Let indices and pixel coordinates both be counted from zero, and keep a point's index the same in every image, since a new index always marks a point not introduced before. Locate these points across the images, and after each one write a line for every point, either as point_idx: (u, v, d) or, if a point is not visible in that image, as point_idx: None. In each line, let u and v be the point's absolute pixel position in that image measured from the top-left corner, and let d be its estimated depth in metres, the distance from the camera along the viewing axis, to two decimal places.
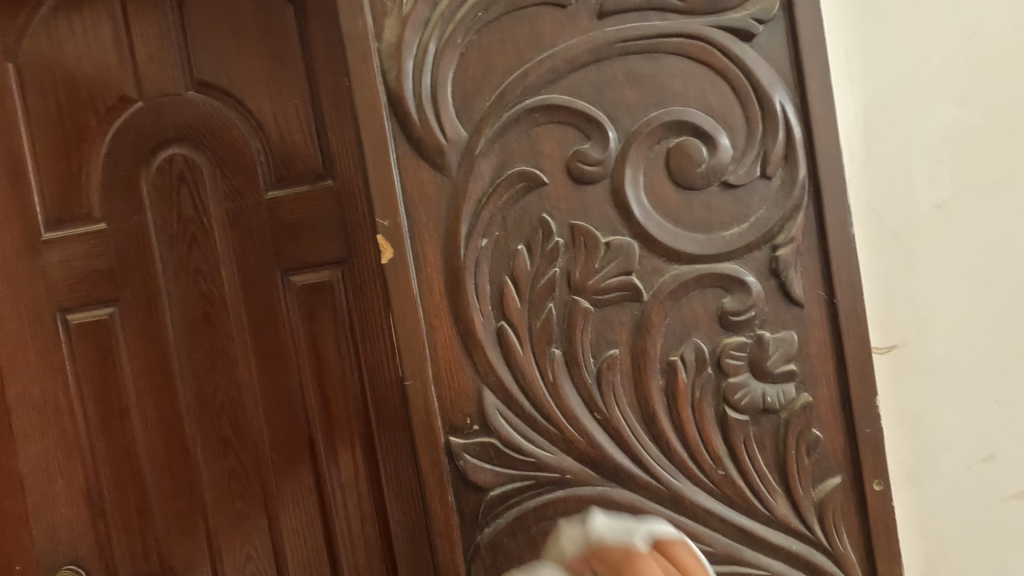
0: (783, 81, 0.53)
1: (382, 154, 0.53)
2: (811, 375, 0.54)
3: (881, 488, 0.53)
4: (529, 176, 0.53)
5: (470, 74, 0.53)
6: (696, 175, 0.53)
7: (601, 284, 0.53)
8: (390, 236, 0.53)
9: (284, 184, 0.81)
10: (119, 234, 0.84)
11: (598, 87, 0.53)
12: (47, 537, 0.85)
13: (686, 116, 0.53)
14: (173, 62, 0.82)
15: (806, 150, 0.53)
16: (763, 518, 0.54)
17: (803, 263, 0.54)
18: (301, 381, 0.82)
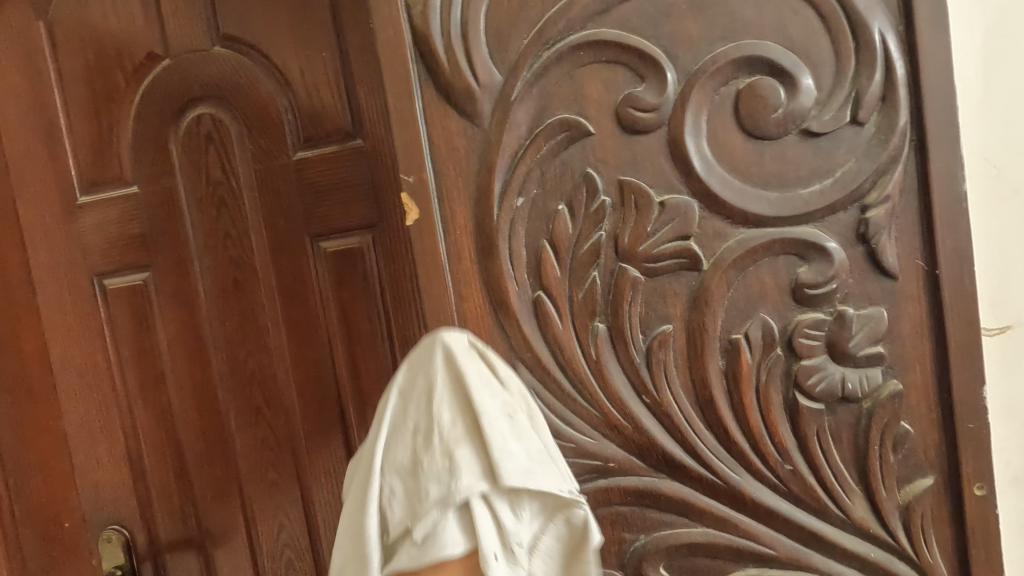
0: (884, 6, 0.44)
1: (405, 100, 0.47)
2: (903, 359, 0.46)
3: (982, 492, 0.46)
4: (572, 125, 0.46)
5: (505, 6, 0.46)
6: (769, 122, 0.45)
7: (653, 250, 0.47)
8: (415, 194, 0.47)
9: (312, 143, 0.77)
10: (150, 198, 0.82)
11: (654, 17, 0.45)
12: (92, 496, 0.87)
13: (760, 51, 0.45)
14: (199, 16, 0.78)
15: (909, 90, 0.44)
16: (837, 521, 0.47)
17: (898, 227, 0.45)
18: (331, 351, 0.79)
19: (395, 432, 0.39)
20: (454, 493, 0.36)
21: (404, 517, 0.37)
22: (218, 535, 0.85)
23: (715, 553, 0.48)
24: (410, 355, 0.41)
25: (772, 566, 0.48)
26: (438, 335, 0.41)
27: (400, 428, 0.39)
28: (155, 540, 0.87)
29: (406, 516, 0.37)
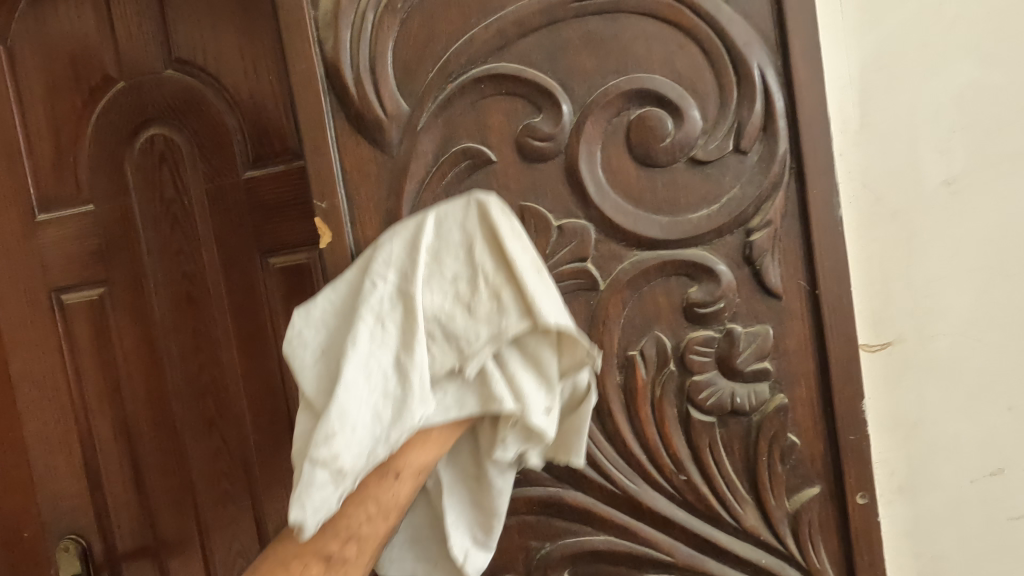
0: (763, 42, 0.47)
1: (318, 130, 0.49)
2: (789, 375, 0.48)
3: (865, 501, 0.48)
4: (474, 153, 0.49)
5: (411, 41, 0.49)
6: (659, 150, 0.48)
7: (553, 271, 0.49)
8: (328, 218, 0.50)
9: (260, 162, 0.79)
10: (106, 215, 0.84)
11: (550, 52, 0.48)
12: (50, 505, 0.89)
13: (649, 84, 0.47)
14: (153, 40, 0.81)
15: (788, 121, 0.47)
16: (731, 529, 0.50)
17: (781, 250, 0.48)
18: (280, 363, 0.81)
19: (402, 263, 0.40)
20: (505, 331, 0.38)
21: (449, 358, 0.39)
22: (174, 543, 0.88)
23: (618, 561, 0.51)
24: (404, 223, 0.41)
25: (672, 572, 0.50)
26: (475, 195, 0.40)
27: (430, 279, 0.39)
28: (113, 549, 0.89)
29: (455, 360, 0.39)
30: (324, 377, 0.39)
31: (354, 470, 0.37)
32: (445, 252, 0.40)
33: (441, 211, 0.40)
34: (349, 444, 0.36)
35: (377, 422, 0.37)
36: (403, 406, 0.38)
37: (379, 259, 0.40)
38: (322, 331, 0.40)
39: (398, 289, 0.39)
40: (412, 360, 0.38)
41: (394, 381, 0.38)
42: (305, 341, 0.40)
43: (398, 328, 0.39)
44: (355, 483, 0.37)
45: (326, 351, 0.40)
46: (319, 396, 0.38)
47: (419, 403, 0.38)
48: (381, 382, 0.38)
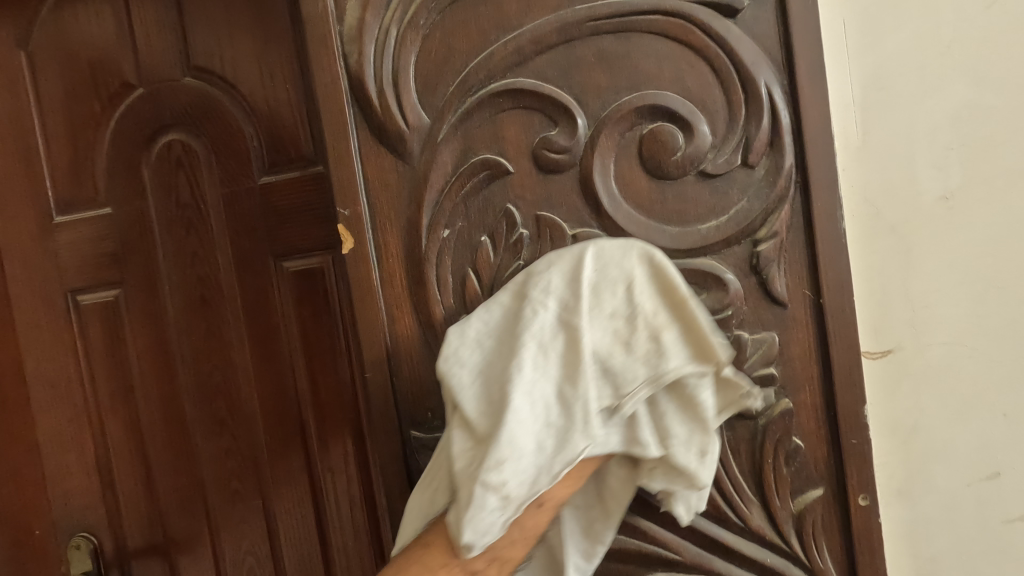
0: (770, 62, 0.49)
1: (342, 140, 0.51)
2: (793, 381, 0.50)
3: (866, 503, 0.50)
4: (492, 164, 0.51)
5: (432, 56, 0.51)
6: (670, 163, 0.50)
7: None
8: (351, 226, 0.52)
9: (276, 168, 0.81)
10: (123, 218, 0.86)
11: (567, 69, 0.50)
12: (62, 504, 0.90)
13: (661, 100, 0.49)
14: (172, 48, 0.83)
15: (794, 137, 0.49)
16: (736, 528, 0.52)
17: (787, 260, 0.50)
18: (292, 366, 0.83)
19: (563, 296, 0.45)
20: (662, 373, 0.43)
21: (605, 394, 0.44)
22: (183, 542, 0.89)
23: (627, 559, 0.53)
24: (557, 258, 0.46)
25: (679, 571, 0.52)
26: (639, 244, 0.46)
27: (592, 311, 0.45)
28: (123, 547, 0.90)
29: (610, 396, 0.44)
30: (485, 390, 0.44)
31: (518, 495, 0.41)
32: (601, 292, 0.45)
33: (602, 245, 0.46)
34: (517, 470, 0.41)
35: (540, 455, 0.42)
36: (575, 431, 0.42)
37: (538, 286, 0.46)
38: (476, 352, 0.46)
39: (564, 351, 0.44)
40: (587, 439, 0.42)
41: (556, 408, 0.43)
42: (463, 359, 0.46)
43: (572, 357, 0.43)
44: (518, 509, 0.41)
45: (485, 380, 0.44)
46: (484, 407, 0.43)
47: (594, 434, 0.42)
48: (544, 412, 0.43)
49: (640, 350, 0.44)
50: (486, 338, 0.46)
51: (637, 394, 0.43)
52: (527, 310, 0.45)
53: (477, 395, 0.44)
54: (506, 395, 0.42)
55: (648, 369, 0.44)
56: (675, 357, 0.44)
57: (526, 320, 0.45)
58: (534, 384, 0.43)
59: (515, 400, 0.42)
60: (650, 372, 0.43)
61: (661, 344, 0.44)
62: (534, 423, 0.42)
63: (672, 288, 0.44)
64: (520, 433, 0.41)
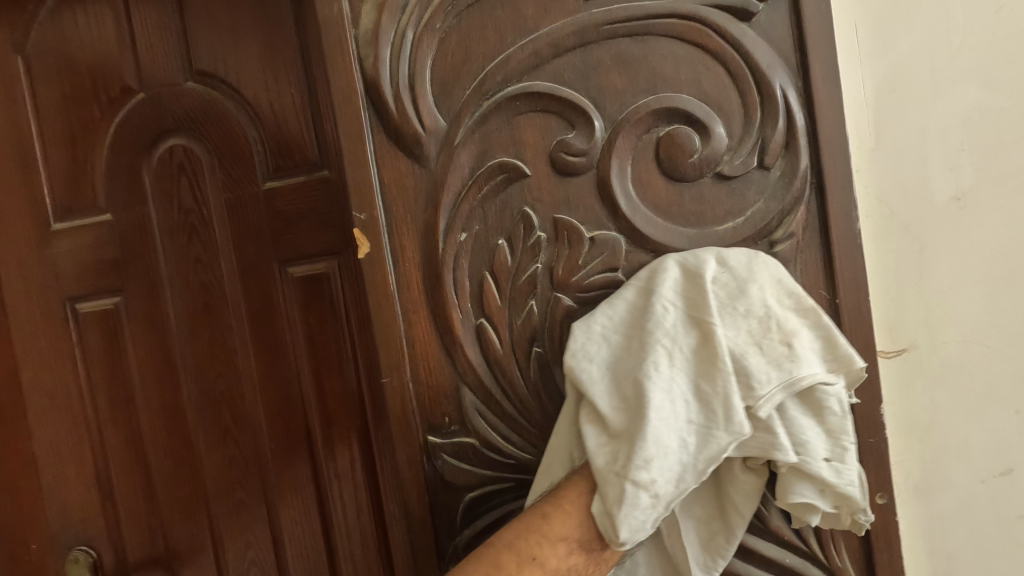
0: (785, 65, 0.49)
1: (358, 144, 0.51)
2: None
3: (884, 501, 0.50)
4: (509, 167, 0.51)
5: (449, 60, 0.51)
6: (687, 165, 0.50)
7: (585, 280, 0.51)
8: (367, 230, 0.51)
9: (281, 173, 0.80)
10: (123, 224, 0.85)
11: (584, 72, 0.50)
12: (60, 517, 0.88)
13: (677, 103, 0.50)
14: (175, 52, 0.82)
15: (809, 139, 0.49)
16: (755, 528, 0.52)
17: (803, 261, 0.50)
18: (298, 373, 0.82)
19: (686, 293, 0.46)
20: (799, 377, 0.42)
21: (736, 394, 0.42)
22: (186, 553, 0.87)
23: None
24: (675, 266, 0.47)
25: None
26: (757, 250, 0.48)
27: (724, 311, 0.45)
28: (123, 560, 0.89)
29: (741, 399, 0.42)
30: (620, 392, 0.44)
31: (667, 493, 0.41)
32: (729, 292, 0.45)
33: (725, 253, 0.47)
34: (664, 468, 0.40)
35: (686, 452, 0.41)
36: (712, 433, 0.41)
37: (659, 284, 0.47)
38: (605, 346, 0.46)
39: (695, 346, 0.44)
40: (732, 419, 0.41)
41: (696, 404, 0.42)
42: (591, 355, 0.46)
43: (706, 353, 0.43)
44: (666, 507, 0.41)
45: (616, 377, 0.45)
46: (620, 409, 0.43)
47: (740, 431, 0.40)
48: (684, 409, 0.42)
49: (772, 352, 0.43)
50: (616, 338, 0.47)
51: (773, 397, 0.41)
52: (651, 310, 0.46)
53: (613, 398, 0.44)
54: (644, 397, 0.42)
55: (782, 373, 0.42)
56: (809, 364, 0.43)
57: (655, 318, 0.45)
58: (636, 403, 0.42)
59: (656, 401, 0.42)
60: (787, 376, 0.42)
61: (794, 349, 0.43)
62: (682, 421, 0.42)
63: (794, 295, 0.45)
64: (665, 432, 0.41)
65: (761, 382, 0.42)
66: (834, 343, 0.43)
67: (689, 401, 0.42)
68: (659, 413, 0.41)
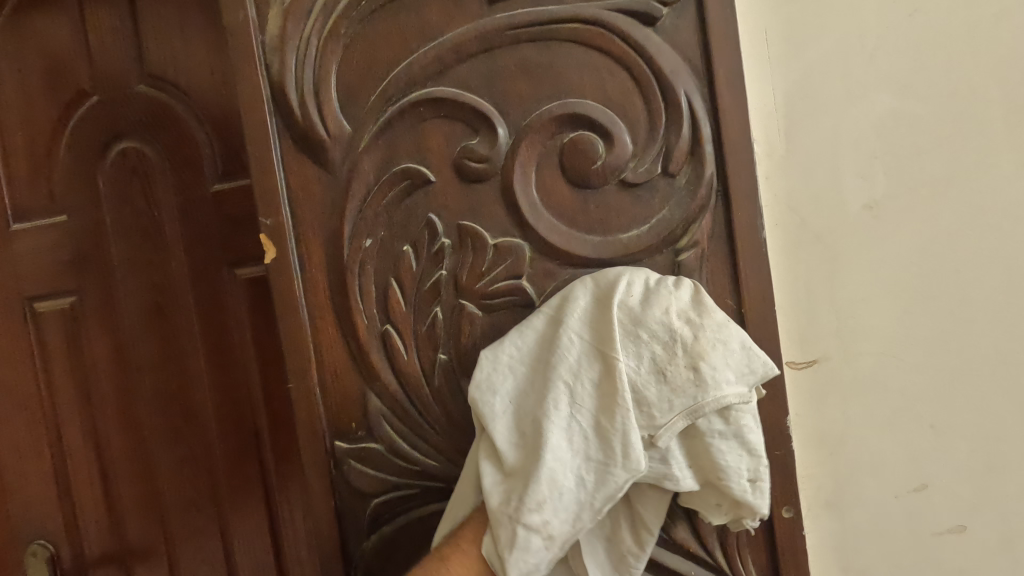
0: (690, 70, 0.48)
1: (265, 150, 0.51)
2: None
3: (790, 515, 0.49)
4: (414, 174, 0.50)
5: (355, 66, 0.51)
6: (591, 173, 0.49)
7: (489, 288, 0.51)
8: (274, 235, 0.51)
9: (229, 175, 0.81)
10: (79, 226, 0.86)
11: (488, 78, 0.50)
12: (21, 511, 0.91)
13: (581, 109, 0.49)
14: (128, 56, 0.83)
15: (715, 146, 0.49)
16: (661, 540, 0.51)
17: (708, 270, 0.49)
18: (247, 374, 0.83)
19: (595, 326, 0.44)
20: (702, 404, 0.41)
21: (639, 426, 0.42)
22: (141, 549, 0.89)
23: None
24: (597, 285, 0.46)
25: None
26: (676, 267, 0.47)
27: (625, 340, 0.43)
28: (80, 554, 0.90)
29: (644, 429, 0.42)
30: (518, 418, 0.44)
31: (562, 534, 0.41)
32: (634, 318, 0.44)
33: (634, 275, 0.46)
34: (556, 510, 0.41)
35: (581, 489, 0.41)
36: (604, 475, 0.41)
37: (574, 311, 0.45)
38: (510, 378, 0.45)
39: (599, 380, 0.43)
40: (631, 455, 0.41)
41: (595, 442, 0.42)
42: (498, 387, 0.45)
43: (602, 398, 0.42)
44: (563, 546, 0.42)
45: (518, 410, 0.44)
46: (518, 436, 0.43)
47: (637, 468, 0.40)
48: (582, 445, 0.42)
49: (677, 380, 0.42)
50: (522, 364, 0.46)
51: (673, 427, 0.41)
52: (558, 344, 0.44)
53: (511, 424, 0.44)
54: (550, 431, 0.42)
55: (686, 402, 0.41)
56: (717, 386, 0.41)
57: (563, 349, 0.44)
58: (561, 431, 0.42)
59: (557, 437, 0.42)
60: (689, 403, 0.41)
61: (702, 371, 0.41)
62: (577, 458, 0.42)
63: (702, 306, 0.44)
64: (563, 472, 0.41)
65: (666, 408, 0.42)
66: (743, 353, 0.43)
67: (591, 434, 0.42)
68: (558, 453, 0.41)
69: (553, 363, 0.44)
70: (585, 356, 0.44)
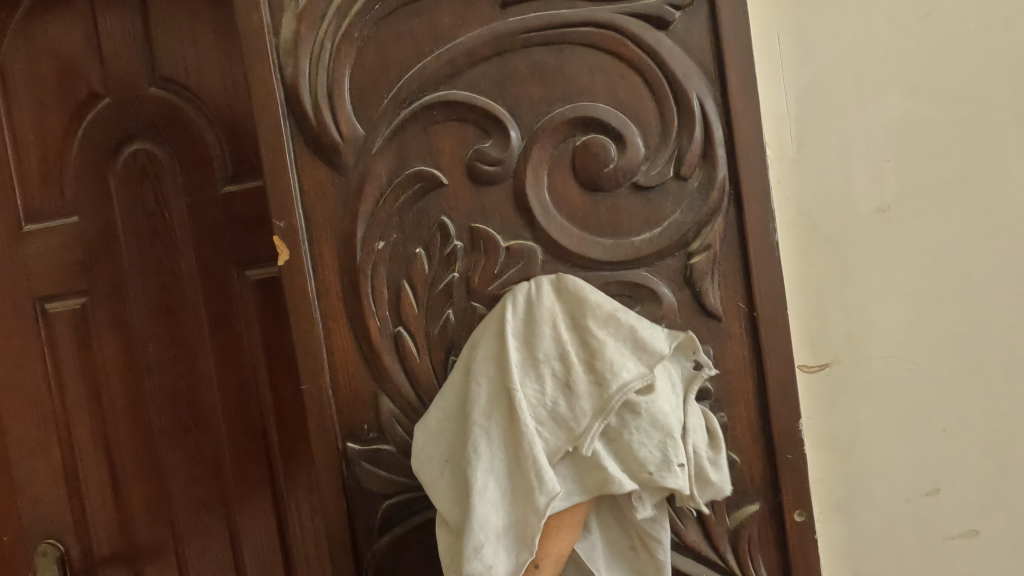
0: (703, 73, 0.49)
1: (278, 153, 0.51)
2: (729, 394, 0.50)
3: (802, 518, 0.49)
4: (426, 176, 0.51)
5: (368, 69, 0.51)
6: (603, 175, 0.49)
7: (501, 289, 0.51)
8: (286, 238, 0.52)
9: (239, 177, 0.82)
10: (89, 227, 0.87)
11: (500, 81, 0.50)
12: (31, 510, 0.91)
13: (593, 112, 0.49)
14: (139, 58, 0.83)
15: (726, 149, 0.49)
16: (672, 544, 0.51)
17: (720, 273, 0.49)
18: (255, 375, 0.83)
19: (499, 367, 0.45)
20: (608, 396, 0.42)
21: (561, 441, 0.42)
22: (150, 549, 0.89)
23: None
24: (507, 318, 0.46)
25: None
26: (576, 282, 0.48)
27: (527, 369, 0.44)
28: (89, 554, 0.91)
29: (566, 443, 0.42)
30: (443, 467, 0.45)
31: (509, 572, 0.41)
32: (529, 353, 0.45)
33: (534, 293, 0.47)
34: (498, 550, 0.41)
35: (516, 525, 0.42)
36: (530, 502, 0.41)
37: (483, 356, 0.46)
38: (434, 436, 0.46)
39: (506, 421, 0.43)
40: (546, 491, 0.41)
41: (515, 474, 0.42)
42: (430, 452, 0.46)
43: (510, 429, 0.43)
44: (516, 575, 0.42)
45: (450, 469, 0.45)
46: (449, 489, 0.44)
47: (553, 490, 0.40)
48: (505, 481, 0.42)
49: (579, 388, 0.43)
50: (443, 414, 0.46)
51: (592, 430, 0.42)
52: (469, 390, 0.45)
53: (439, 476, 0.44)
54: (474, 480, 0.42)
55: (589, 403, 0.43)
56: (619, 371, 0.43)
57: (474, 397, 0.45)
58: (488, 476, 0.42)
59: (483, 486, 0.42)
60: (596, 402, 0.42)
61: (599, 369, 0.43)
62: (502, 490, 0.42)
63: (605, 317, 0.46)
64: (495, 514, 0.41)
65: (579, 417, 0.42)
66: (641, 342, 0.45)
67: (509, 467, 0.42)
68: (484, 498, 0.41)
69: (468, 413, 0.45)
70: (494, 396, 0.44)
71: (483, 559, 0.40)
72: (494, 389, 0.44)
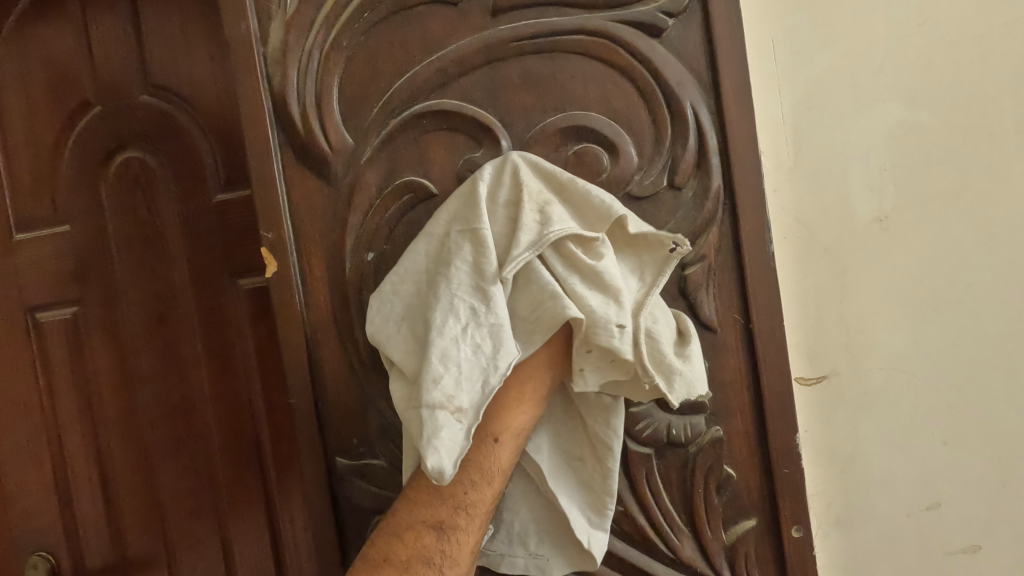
0: (697, 81, 0.48)
1: (265, 162, 0.51)
2: (725, 408, 0.49)
3: (800, 534, 0.48)
4: (416, 187, 0.50)
5: (357, 78, 0.50)
6: (596, 185, 0.48)
7: None
8: (274, 249, 0.51)
9: (231, 185, 0.81)
10: (81, 235, 0.86)
11: (491, 89, 0.49)
12: (23, 521, 0.90)
13: (585, 121, 0.48)
14: (131, 65, 0.83)
15: (721, 158, 0.48)
16: (667, 560, 0.50)
17: (716, 284, 0.48)
18: (248, 384, 0.82)
19: (464, 211, 0.43)
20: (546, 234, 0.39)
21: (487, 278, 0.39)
22: (142, 561, 0.88)
23: None
24: (476, 176, 0.44)
25: None
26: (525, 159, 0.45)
27: (490, 211, 0.42)
28: (81, 565, 0.90)
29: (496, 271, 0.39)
30: (407, 330, 0.41)
31: (473, 406, 0.35)
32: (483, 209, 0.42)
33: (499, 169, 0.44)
34: (459, 380, 0.36)
35: (478, 355, 0.36)
36: (487, 348, 0.37)
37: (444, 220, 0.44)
38: (396, 305, 0.43)
39: (472, 255, 0.40)
40: (499, 320, 0.37)
41: (479, 304, 0.38)
42: (387, 314, 0.42)
43: (471, 254, 0.40)
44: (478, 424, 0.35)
45: (409, 327, 0.41)
46: (412, 347, 0.40)
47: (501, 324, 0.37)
48: (470, 314, 0.38)
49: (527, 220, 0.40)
50: (411, 274, 0.43)
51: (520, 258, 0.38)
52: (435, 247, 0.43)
53: (404, 336, 0.41)
54: (435, 322, 0.38)
55: (531, 236, 0.39)
56: (561, 220, 0.40)
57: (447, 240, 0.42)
58: (446, 313, 0.38)
59: (444, 323, 0.38)
60: (534, 237, 0.39)
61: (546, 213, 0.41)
62: (465, 331, 0.37)
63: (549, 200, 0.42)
64: (460, 346, 0.37)
65: (511, 252, 0.39)
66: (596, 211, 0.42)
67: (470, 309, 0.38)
68: (443, 332, 0.37)
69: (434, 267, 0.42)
70: (461, 235, 0.41)
71: (441, 390, 0.35)
72: (463, 231, 0.41)
